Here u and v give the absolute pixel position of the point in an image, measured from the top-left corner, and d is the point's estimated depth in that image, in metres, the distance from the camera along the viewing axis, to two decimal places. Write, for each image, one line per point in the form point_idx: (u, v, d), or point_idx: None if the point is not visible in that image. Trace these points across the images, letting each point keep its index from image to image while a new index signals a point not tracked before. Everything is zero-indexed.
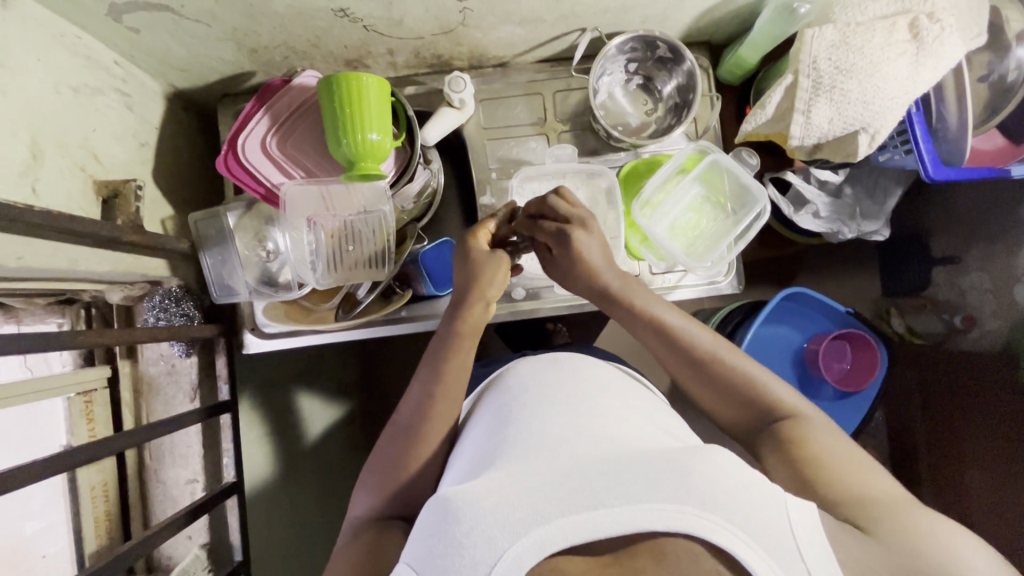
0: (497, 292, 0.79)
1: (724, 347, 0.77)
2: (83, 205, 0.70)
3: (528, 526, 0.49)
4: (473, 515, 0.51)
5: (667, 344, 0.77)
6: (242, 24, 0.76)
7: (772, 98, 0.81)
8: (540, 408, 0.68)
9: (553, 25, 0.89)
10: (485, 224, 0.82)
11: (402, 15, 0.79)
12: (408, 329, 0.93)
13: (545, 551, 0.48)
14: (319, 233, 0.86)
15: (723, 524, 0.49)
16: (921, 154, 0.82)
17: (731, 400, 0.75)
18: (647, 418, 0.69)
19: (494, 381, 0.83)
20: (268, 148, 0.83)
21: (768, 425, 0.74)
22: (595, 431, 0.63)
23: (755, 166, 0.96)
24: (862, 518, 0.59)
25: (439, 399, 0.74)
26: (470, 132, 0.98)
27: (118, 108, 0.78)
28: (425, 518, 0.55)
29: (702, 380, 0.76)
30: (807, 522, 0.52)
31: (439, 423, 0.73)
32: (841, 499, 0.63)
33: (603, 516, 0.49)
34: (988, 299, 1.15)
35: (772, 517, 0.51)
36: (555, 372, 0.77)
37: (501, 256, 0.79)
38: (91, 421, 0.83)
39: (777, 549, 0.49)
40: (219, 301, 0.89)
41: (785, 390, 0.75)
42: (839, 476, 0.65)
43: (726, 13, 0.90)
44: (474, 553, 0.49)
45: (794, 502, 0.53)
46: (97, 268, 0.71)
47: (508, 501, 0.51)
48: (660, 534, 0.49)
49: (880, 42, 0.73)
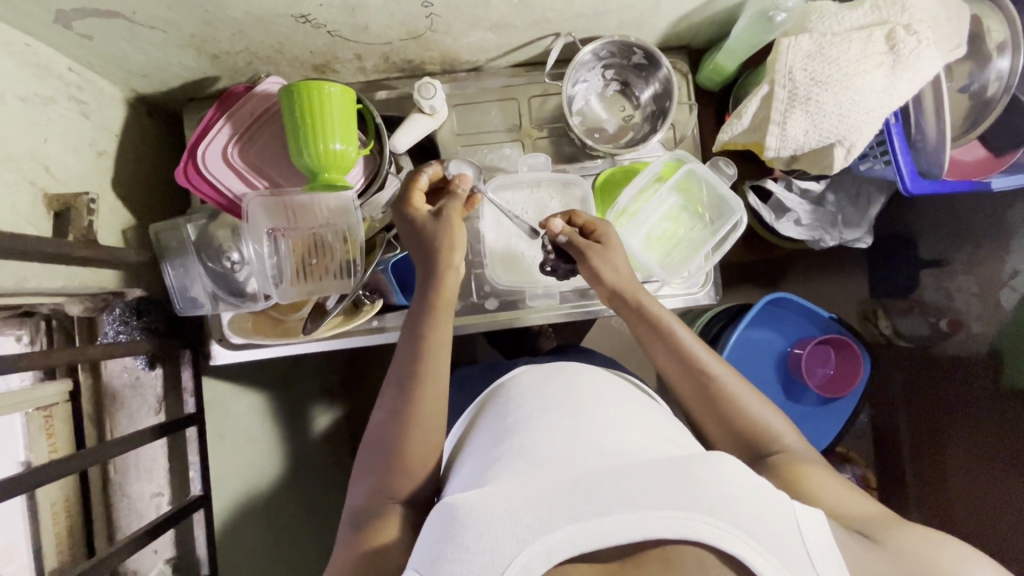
0: (462, 253, 0.76)
1: (731, 373, 0.76)
2: (33, 221, 0.68)
3: (534, 533, 0.48)
4: (479, 522, 0.50)
5: (677, 359, 0.77)
6: (200, 30, 0.74)
7: (749, 107, 0.78)
8: (540, 418, 0.67)
9: (524, 31, 0.87)
10: (416, 182, 0.80)
11: (367, 21, 0.77)
12: (379, 339, 0.92)
13: (553, 559, 0.47)
14: (282, 245, 0.83)
15: (730, 530, 0.48)
16: (899, 167, 0.80)
17: (728, 427, 0.75)
18: (654, 429, 0.68)
19: (492, 394, 0.81)
20: (230, 158, 0.81)
21: (763, 459, 0.72)
22: (583, 443, 0.61)
23: (733, 176, 0.94)
24: (869, 529, 0.61)
25: (430, 408, 0.71)
26: (443, 139, 0.96)
27: (72, 116, 0.76)
28: (433, 521, 0.53)
29: (705, 401, 0.75)
30: (816, 529, 0.51)
31: (435, 430, 0.71)
32: (850, 514, 0.64)
33: (612, 523, 0.48)
34: (974, 304, 1.14)
35: (783, 522, 0.50)
36: (554, 382, 0.76)
37: (450, 219, 0.76)
38: (52, 436, 0.81)
39: (786, 555, 0.49)
40: (182, 313, 0.87)
41: (784, 427, 0.74)
42: (832, 492, 0.67)
43: (705, 18, 0.88)
44: (483, 559, 0.48)
45: (805, 516, 0.52)
46: (50, 284, 0.70)
47: (514, 508, 0.50)
48: (667, 542, 0.48)
49: (856, 53, 0.71)
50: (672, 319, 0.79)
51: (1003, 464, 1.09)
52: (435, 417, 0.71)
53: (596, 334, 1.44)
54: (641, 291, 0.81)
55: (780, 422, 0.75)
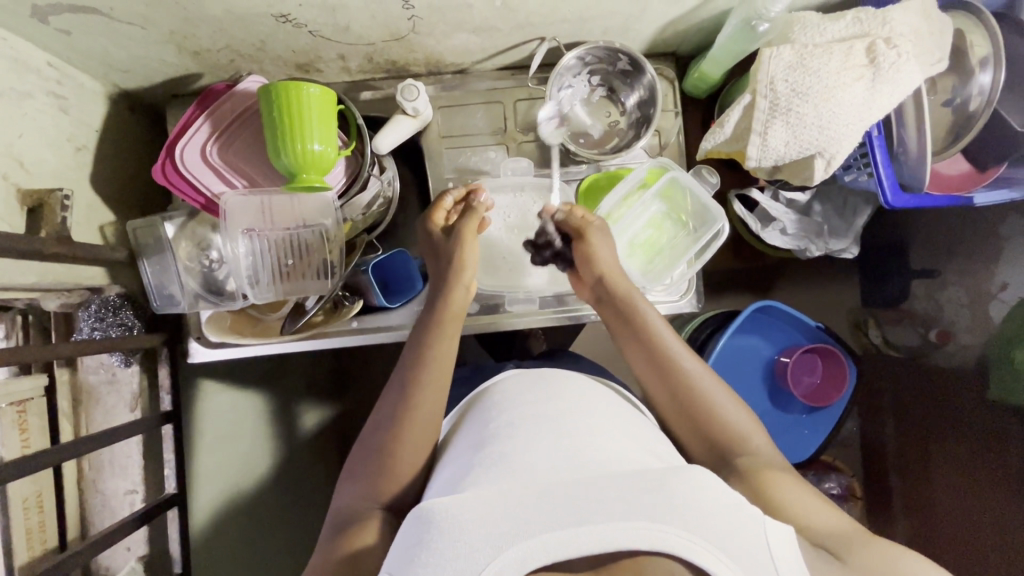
0: (473, 271, 0.82)
1: (705, 375, 0.76)
2: (6, 217, 0.68)
3: (509, 540, 0.48)
4: (454, 529, 0.50)
5: (649, 355, 0.77)
6: (179, 27, 0.74)
7: (730, 116, 0.78)
8: (516, 426, 0.67)
9: (509, 34, 0.86)
10: (441, 201, 0.85)
11: (349, 22, 0.77)
12: (361, 340, 0.90)
13: (528, 566, 0.47)
14: (261, 244, 0.83)
15: (701, 543, 0.48)
16: (881, 180, 0.79)
17: (697, 430, 0.74)
18: (633, 438, 0.68)
19: (475, 400, 0.80)
20: (208, 156, 0.80)
21: (731, 463, 0.71)
22: (557, 451, 0.61)
23: (716, 184, 0.95)
24: (836, 547, 0.60)
25: (412, 413, 0.71)
26: (428, 140, 0.96)
27: (50, 111, 0.76)
28: (409, 525, 0.53)
29: (673, 402, 0.75)
30: (783, 541, 0.52)
31: (417, 436, 0.71)
32: (817, 528, 0.62)
33: (587, 533, 0.48)
34: (964, 315, 1.15)
35: (752, 536, 0.51)
36: (541, 390, 0.75)
37: (465, 232, 0.82)
38: (24, 431, 0.80)
39: (755, 567, 0.49)
40: (160, 310, 0.86)
41: (756, 434, 0.73)
42: (805, 508, 0.65)
43: (691, 25, 0.88)
44: (457, 565, 0.47)
45: (772, 525, 0.53)
46: (18, 279, 0.70)
47: (489, 516, 0.50)
48: (641, 553, 0.47)
49: (836, 65, 0.70)
50: (650, 314, 0.79)
51: (989, 477, 1.09)
52: (427, 425, 0.71)
53: (584, 338, 1.44)
54: (625, 283, 0.81)
55: (753, 428, 0.73)
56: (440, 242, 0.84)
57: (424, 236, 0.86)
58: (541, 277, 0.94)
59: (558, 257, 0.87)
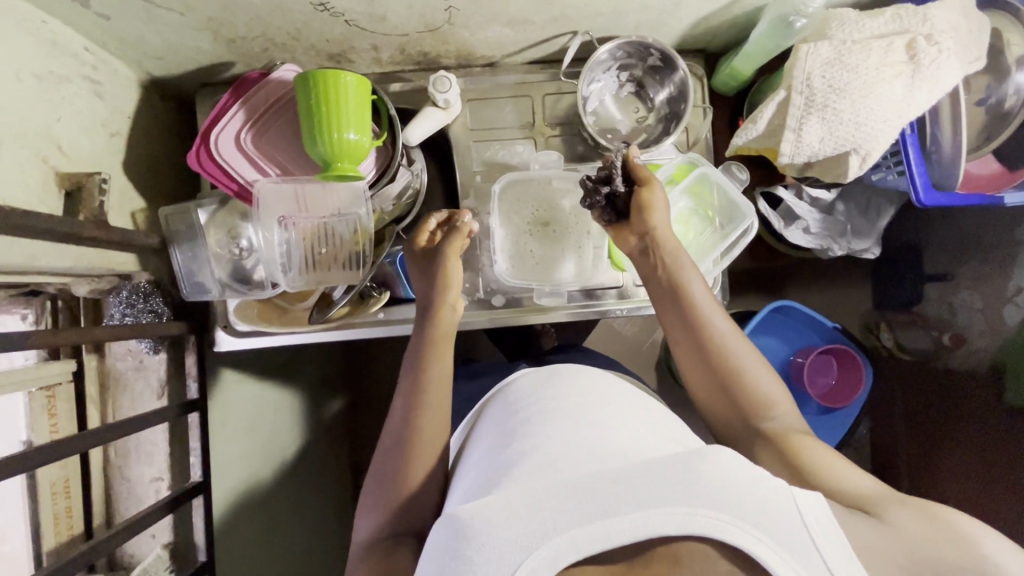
0: (457, 289, 0.81)
1: (741, 343, 0.76)
2: (44, 199, 0.68)
3: (539, 540, 0.48)
4: (484, 528, 0.49)
5: (686, 322, 0.76)
6: (217, 14, 0.74)
7: (763, 113, 0.78)
8: (539, 419, 0.67)
9: (542, 27, 0.86)
10: (425, 225, 0.84)
11: (385, 12, 0.77)
12: (386, 332, 0.90)
13: (560, 563, 0.47)
14: (293, 233, 0.83)
15: (733, 523, 0.48)
16: (914, 177, 0.79)
17: (723, 394, 0.75)
18: (657, 430, 0.68)
19: (485, 404, 0.81)
20: (243, 143, 0.81)
21: (759, 431, 0.72)
22: (586, 442, 0.61)
23: (745, 181, 0.94)
24: (871, 505, 0.59)
25: (423, 420, 0.72)
26: (456, 133, 0.96)
27: (86, 96, 0.75)
28: (437, 535, 0.53)
29: (704, 365, 0.75)
30: (817, 513, 0.50)
31: (428, 447, 0.71)
32: (847, 491, 0.63)
33: (619, 523, 0.48)
34: (978, 319, 1.13)
35: (783, 512, 0.50)
36: (553, 383, 0.75)
37: (448, 247, 0.81)
38: (53, 416, 0.81)
39: (789, 541, 0.48)
40: (189, 297, 0.86)
41: (785, 403, 0.74)
42: (833, 472, 0.65)
43: (723, 21, 0.88)
44: (490, 567, 0.47)
45: (801, 492, 0.52)
46: (57, 262, 0.69)
47: (517, 513, 0.50)
48: (673, 539, 0.48)
49: (875, 62, 0.71)
50: (690, 275, 0.77)
51: (1001, 478, 1.09)
52: (437, 436, 0.72)
53: (597, 336, 1.44)
54: (672, 244, 0.78)
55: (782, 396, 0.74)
56: (426, 261, 0.82)
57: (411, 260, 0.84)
58: (570, 271, 0.93)
59: (610, 204, 0.81)
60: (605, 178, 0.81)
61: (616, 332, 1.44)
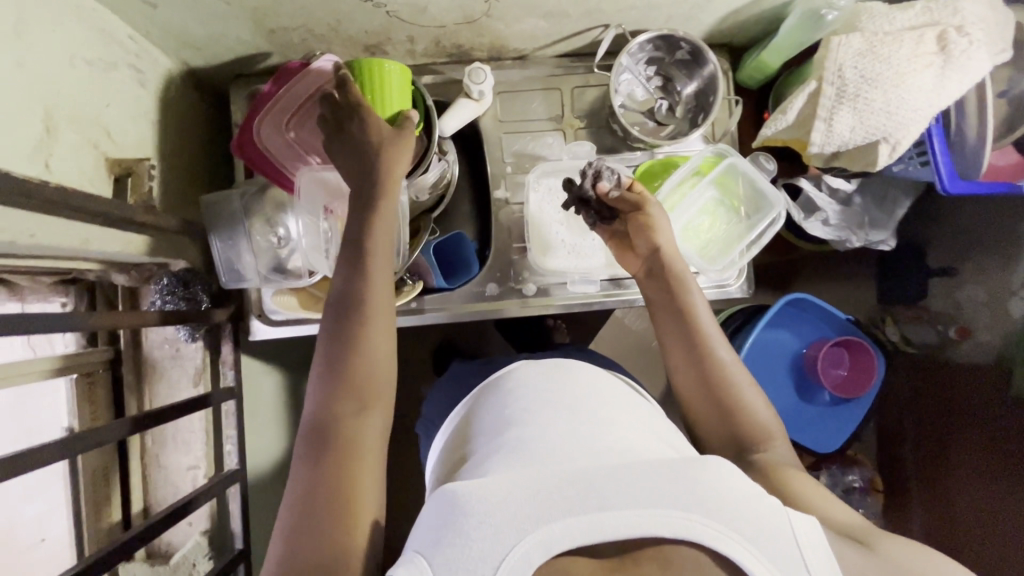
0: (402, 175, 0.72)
1: (740, 370, 0.76)
2: (96, 182, 0.69)
3: (534, 524, 0.47)
4: (484, 507, 0.48)
5: (688, 343, 0.77)
6: (263, 4, 0.75)
7: (794, 103, 0.81)
8: (540, 417, 0.66)
9: (576, 20, 0.88)
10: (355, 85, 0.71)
11: (427, 4, 0.78)
12: (422, 319, 0.95)
13: (552, 550, 0.47)
14: (335, 221, 0.83)
15: (725, 530, 0.47)
16: (938, 166, 0.81)
17: (715, 411, 0.75)
18: (648, 429, 0.69)
19: (482, 389, 0.77)
20: (286, 133, 0.82)
21: (748, 456, 0.72)
22: (595, 446, 0.61)
23: (772, 171, 0.97)
24: (860, 535, 0.57)
25: (370, 298, 0.67)
26: (487, 125, 0.98)
27: (130, 84, 0.76)
28: (430, 510, 0.51)
29: (703, 385, 0.76)
30: (813, 540, 0.49)
31: (380, 321, 0.67)
32: (839, 520, 0.60)
33: (613, 517, 0.48)
34: (983, 313, 1.15)
35: (774, 526, 0.49)
36: (556, 380, 0.73)
37: (407, 136, 0.72)
38: (93, 404, 0.84)
39: (776, 555, 0.47)
40: (227, 285, 0.87)
41: (777, 434, 0.73)
42: (823, 504, 0.63)
43: (751, 16, 0.90)
44: (482, 545, 0.46)
45: (795, 515, 0.50)
46: (107, 247, 0.69)
47: (516, 496, 0.49)
48: (665, 540, 0.47)
49: (906, 53, 0.74)
50: (696, 299, 0.79)
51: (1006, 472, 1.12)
52: (386, 312, 0.68)
53: (611, 330, 1.45)
54: (678, 264, 0.80)
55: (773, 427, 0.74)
56: (381, 145, 0.70)
57: (358, 135, 0.70)
58: (599, 259, 0.95)
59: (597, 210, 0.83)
60: (591, 178, 0.82)
61: (627, 326, 1.45)
